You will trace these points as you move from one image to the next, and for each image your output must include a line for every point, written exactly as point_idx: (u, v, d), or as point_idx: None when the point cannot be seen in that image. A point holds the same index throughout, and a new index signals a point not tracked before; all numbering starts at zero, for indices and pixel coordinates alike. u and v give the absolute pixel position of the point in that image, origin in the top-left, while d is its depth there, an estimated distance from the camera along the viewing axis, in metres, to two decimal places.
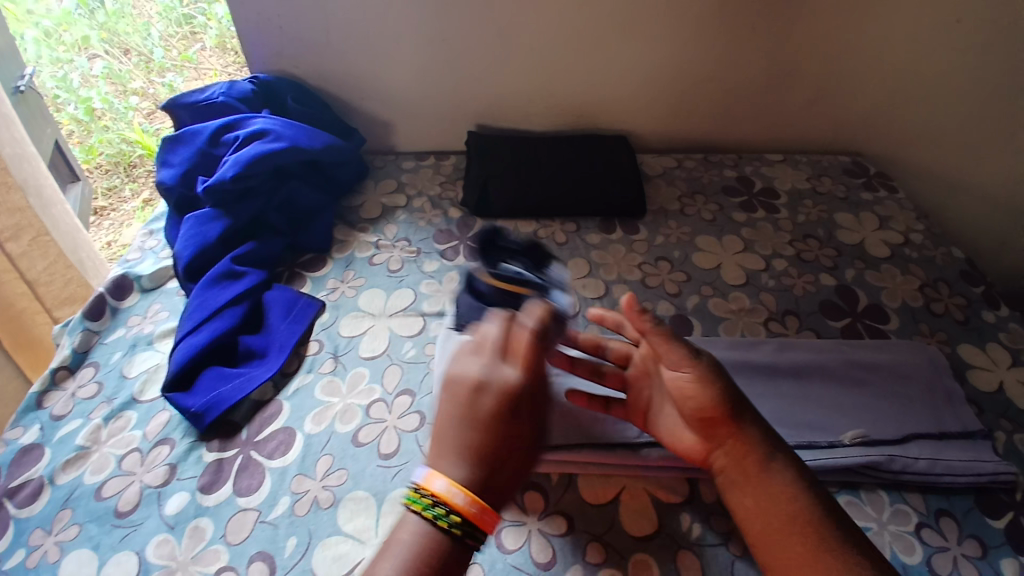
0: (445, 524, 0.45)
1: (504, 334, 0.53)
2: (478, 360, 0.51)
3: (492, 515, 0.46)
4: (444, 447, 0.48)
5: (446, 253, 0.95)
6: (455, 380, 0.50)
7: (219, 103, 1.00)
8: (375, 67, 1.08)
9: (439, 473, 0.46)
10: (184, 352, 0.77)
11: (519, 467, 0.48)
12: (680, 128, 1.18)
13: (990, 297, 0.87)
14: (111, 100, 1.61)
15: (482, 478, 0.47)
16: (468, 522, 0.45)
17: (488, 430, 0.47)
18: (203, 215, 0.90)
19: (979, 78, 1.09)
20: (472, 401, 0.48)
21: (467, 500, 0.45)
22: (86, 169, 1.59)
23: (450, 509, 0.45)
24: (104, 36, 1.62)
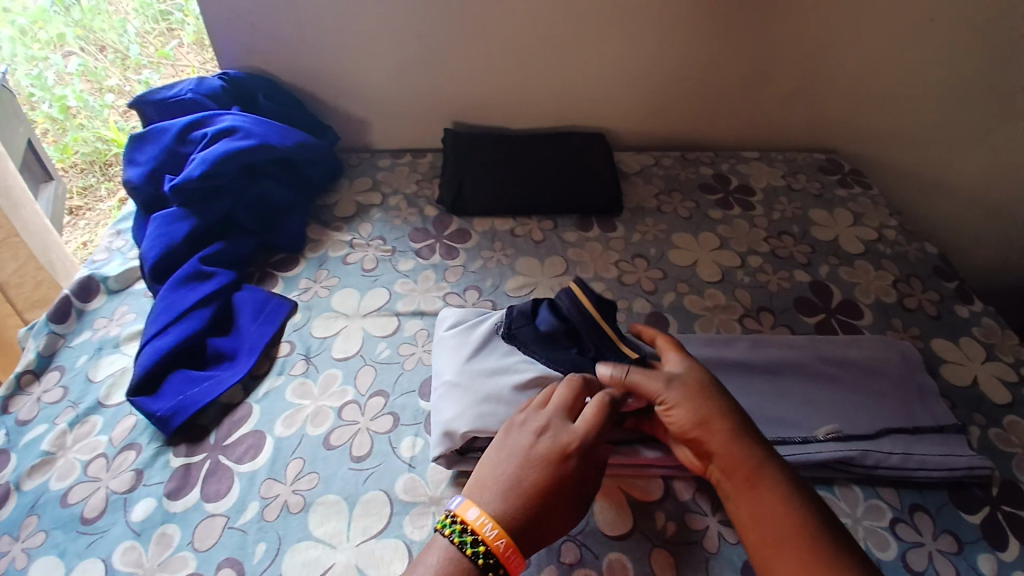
0: (471, 553, 0.49)
1: (572, 397, 0.58)
2: (543, 414, 0.57)
3: (518, 556, 0.49)
4: (488, 482, 0.53)
5: (421, 252, 0.93)
6: (520, 425, 0.57)
7: (187, 99, 0.98)
8: (349, 64, 1.07)
9: (476, 504, 0.51)
10: (150, 355, 0.75)
11: (557, 514, 0.52)
12: (658, 125, 1.18)
13: (962, 292, 0.88)
14: (86, 98, 1.56)
15: (522, 517, 0.51)
16: (494, 555, 0.48)
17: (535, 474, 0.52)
18: (170, 214, 0.87)
19: (949, 77, 1.11)
20: (529, 445, 0.54)
21: (495, 533, 0.49)
22: (61, 168, 1.54)
23: (478, 538, 0.49)
24: (79, 33, 1.56)
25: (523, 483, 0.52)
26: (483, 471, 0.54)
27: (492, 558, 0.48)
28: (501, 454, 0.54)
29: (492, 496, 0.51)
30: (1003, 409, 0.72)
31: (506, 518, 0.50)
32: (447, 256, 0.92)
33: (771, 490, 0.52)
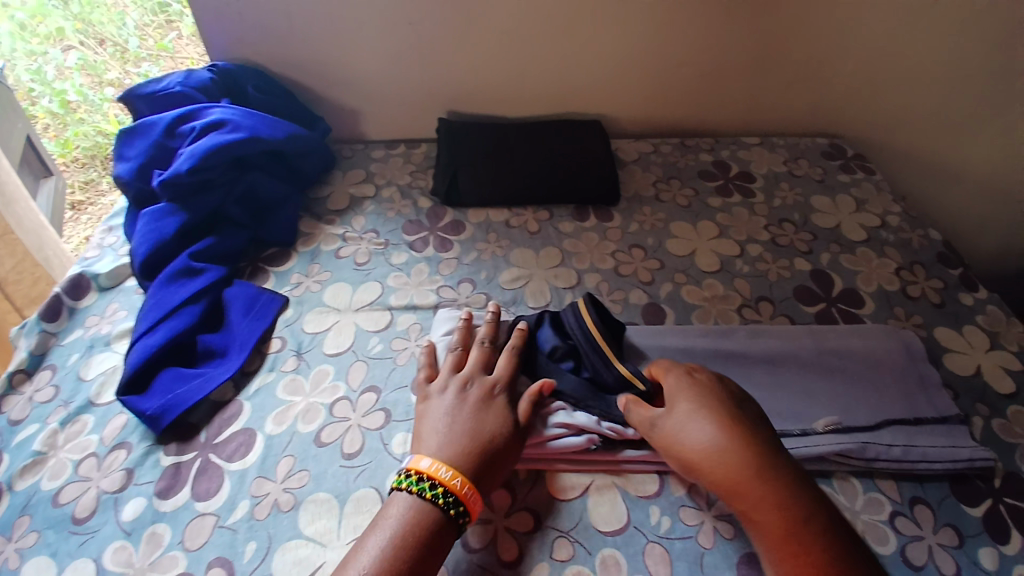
0: (431, 496, 0.55)
1: (482, 353, 0.68)
2: (463, 372, 0.66)
3: (474, 493, 0.56)
4: (431, 433, 0.60)
5: (415, 244, 0.92)
6: (445, 385, 0.65)
7: (176, 92, 0.96)
8: (339, 53, 1.05)
9: (425, 455, 0.58)
10: (139, 353, 0.74)
11: (501, 449, 0.59)
12: (656, 111, 1.16)
13: (967, 279, 0.86)
14: (86, 92, 1.54)
15: (471, 461, 0.58)
16: (452, 493, 0.55)
17: (471, 415, 0.61)
18: (159, 209, 0.86)
19: (956, 58, 1.08)
20: (457, 396, 0.63)
21: (450, 475, 0.56)
22: (62, 163, 1.51)
23: (435, 482, 0.55)
24: (79, 27, 1.54)
25: (460, 427, 0.60)
26: (425, 427, 0.61)
27: (450, 495, 0.55)
28: (436, 410, 0.62)
29: (437, 443, 0.59)
30: (1009, 399, 0.71)
31: (455, 460, 0.57)
32: (441, 249, 0.91)
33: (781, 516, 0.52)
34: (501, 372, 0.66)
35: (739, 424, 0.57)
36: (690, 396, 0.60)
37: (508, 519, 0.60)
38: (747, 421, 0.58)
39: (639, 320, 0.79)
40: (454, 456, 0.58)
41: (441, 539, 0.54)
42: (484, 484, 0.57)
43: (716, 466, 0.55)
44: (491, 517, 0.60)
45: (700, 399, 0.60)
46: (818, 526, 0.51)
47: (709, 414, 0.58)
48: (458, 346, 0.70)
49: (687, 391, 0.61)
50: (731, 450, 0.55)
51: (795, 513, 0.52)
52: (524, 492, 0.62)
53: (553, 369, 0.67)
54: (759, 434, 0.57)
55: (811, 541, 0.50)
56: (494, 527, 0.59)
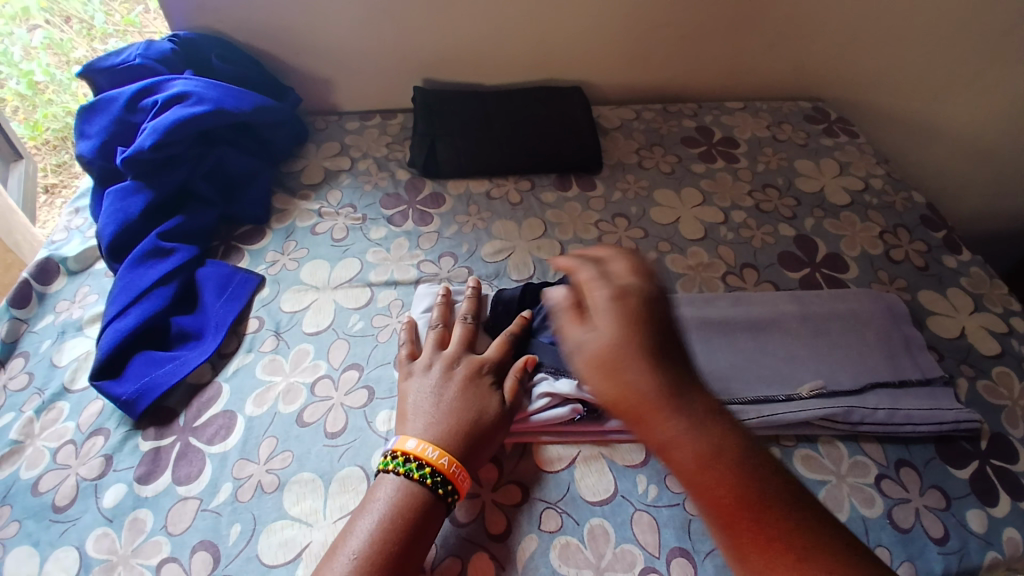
0: (418, 477, 0.54)
1: (469, 332, 0.67)
2: (448, 350, 0.65)
3: (463, 471, 0.56)
4: (416, 414, 0.59)
5: (394, 219, 0.90)
6: (429, 362, 0.64)
7: (136, 65, 0.91)
8: (307, 20, 1.00)
9: (411, 437, 0.57)
10: (110, 338, 0.71)
11: (491, 428, 0.59)
12: (639, 76, 1.13)
13: (950, 241, 0.86)
14: (54, 71, 1.42)
15: (460, 442, 0.57)
16: (439, 473, 0.54)
17: (459, 394, 0.60)
18: (124, 187, 0.83)
19: (939, 18, 1.06)
20: (443, 376, 0.62)
21: (438, 455, 0.55)
22: (32, 146, 1.41)
23: (421, 463, 0.55)
24: (43, 5, 1.41)
25: (447, 406, 0.59)
26: (409, 407, 0.60)
27: (439, 475, 0.54)
28: (421, 389, 0.61)
29: (423, 424, 0.58)
30: (991, 360, 0.72)
31: (443, 441, 0.57)
32: (421, 222, 0.89)
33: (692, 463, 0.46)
34: (490, 350, 0.65)
35: (661, 348, 0.50)
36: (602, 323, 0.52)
37: (496, 493, 0.59)
38: (672, 348, 0.51)
39: None
40: (442, 437, 0.57)
41: (429, 523, 0.53)
42: (472, 462, 0.57)
43: (631, 402, 0.48)
44: (478, 491, 0.60)
45: (623, 323, 0.51)
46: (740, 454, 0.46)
47: (628, 339, 0.50)
48: (440, 324, 0.69)
49: (609, 314, 0.52)
50: (649, 379, 0.49)
51: (716, 444, 0.46)
52: (511, 465, 0.62)
53: (539, 345, 0.67)
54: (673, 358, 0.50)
55: (730, 473, 0.45)
56: (482, 501, 0.59)
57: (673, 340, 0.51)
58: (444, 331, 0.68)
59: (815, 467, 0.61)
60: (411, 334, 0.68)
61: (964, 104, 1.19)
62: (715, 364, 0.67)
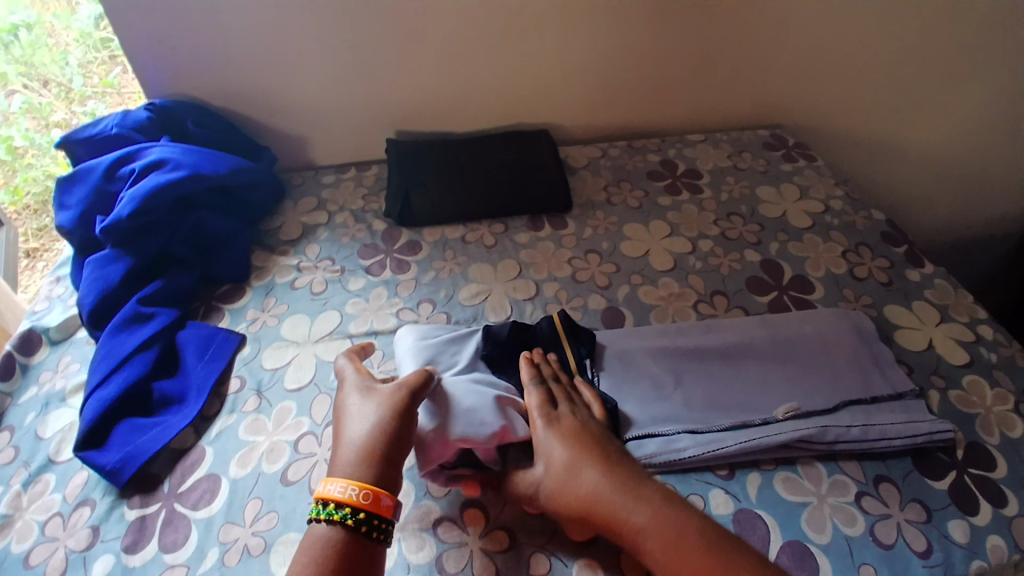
0: (325, 516, 0.54)
1: None
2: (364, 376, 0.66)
3: (349, 485, 0.55)
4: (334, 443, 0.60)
5: (371, 269, 0.91)
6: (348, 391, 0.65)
7: (114, 135, 0.94)
8: (280, 83, 1.04)
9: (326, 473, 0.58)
10: (94, 407, 0.72)
11: (385, 421, 0.59)
12: (603, 116, 1.17)
13: (911, 256, 0.89)
14: (33, 135, 1.42)
15: (364, 463, 0.57)
16: (344, 505, 0.54)
17: (357, 398, 0.63)
18: (104, 256, 0.84)
19: (882, 44, 1.12)
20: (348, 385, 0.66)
21: (337, 484, 0.55)
22: (12, 211, 1.43)
23: (325, 502, 0.55)
24: (21, 70, 1.39)
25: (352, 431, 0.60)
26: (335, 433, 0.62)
27: (321, 502, 0.55)
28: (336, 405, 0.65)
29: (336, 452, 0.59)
30: (962, 369, 0.74)
31: (342, 462, 0.58)
32: (399, 270, 0.91)
33: (662, 549, 0.51)
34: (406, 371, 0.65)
35: (612, 457, 0.58)
36: (559, 441, 0.59)
37: (483, 540, 0.59)
38: (616, 456, 0.58)
39: (600, 325, 0.80)
40: (339, 447, 0.59)
41: (333, 544, 0.53)
42: (370, 463, 0.57)
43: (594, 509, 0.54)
44: (465, 540, 0.59)
45: (569, 443, 0.59)
46: (700, 528, 0.52)
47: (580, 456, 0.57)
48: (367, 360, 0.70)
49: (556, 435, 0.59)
50: (609, 485, 0.55)
51: (678, 522, 0.52)
52: (497, 511, 0.62)
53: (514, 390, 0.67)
54: (628, 461, 0.58)
55: (693, 549, 0.51)
56: (470, 549, 0.59)
57: (614, 447, 0.59)
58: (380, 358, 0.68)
59: (795, 489, 0.62)
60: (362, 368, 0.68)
61: (916, 121, 1.25)
62: (692, 393, 0.68)
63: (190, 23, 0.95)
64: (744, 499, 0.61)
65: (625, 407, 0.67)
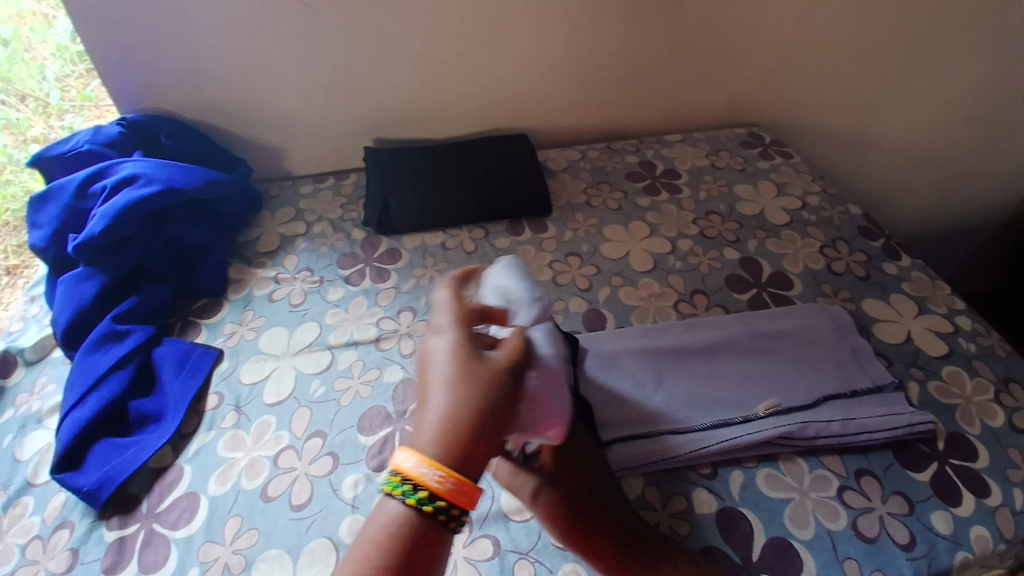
0: (414, 502, 0.41)
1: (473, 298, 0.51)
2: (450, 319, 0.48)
3: (443, 469, 0.41)
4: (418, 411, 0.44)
5: (351, 278, 0.90)
6: (436, 338, 0.48)
7: (85, 151, 0.92)
8: (255, 93, 1.03)
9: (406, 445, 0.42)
10: (69, 428, 0.70)
11: (492, 394, 0.43)
12: (581, 118, 1.18)
13: (888, 249, 0.90)
14: None
15: (458, 443, 0.42)
16: (439, 497, 0.41)
17: (449, 354, 0.46)
18: (77, 274, 0.83)
19: (852, 41, 1.14)
20: (435, 328, 0.49)
21: (428, 468, 0.41)
22: None
23: (417, 485, 0.41)
24: None
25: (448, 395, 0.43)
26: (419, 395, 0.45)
27: (409, 483, 0.41)
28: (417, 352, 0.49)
29: (422, 424, 0.43)
30: (940, 360, 0.74)
31: (433, 439, 0.42)
32: (378, 279, 0.90)
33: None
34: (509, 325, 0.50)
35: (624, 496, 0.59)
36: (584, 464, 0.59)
37: (468, 549, 0.59)
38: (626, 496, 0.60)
39: (581, 328, 0.79)
40: (421, 413, 0.44)
41: (410, 536, 0.40)
42: (464, 447, 0.42)
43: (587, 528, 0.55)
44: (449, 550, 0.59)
45: (591, 469, 0.59)
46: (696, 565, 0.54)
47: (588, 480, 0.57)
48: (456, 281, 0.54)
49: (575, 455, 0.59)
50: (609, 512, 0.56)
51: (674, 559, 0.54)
52: (481, 519, 0.61)
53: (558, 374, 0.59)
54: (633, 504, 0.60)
55: None
56: (455, 559, 0.58)
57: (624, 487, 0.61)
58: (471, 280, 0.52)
59: (777, 486, 0.62)
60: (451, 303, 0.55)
61: (890, 115, 1.27)
62: (672, 393, 0.68)
63: (161, 35, 0.93)
64: (727, 498, 0.61)
65: (606, 409, 0.67)
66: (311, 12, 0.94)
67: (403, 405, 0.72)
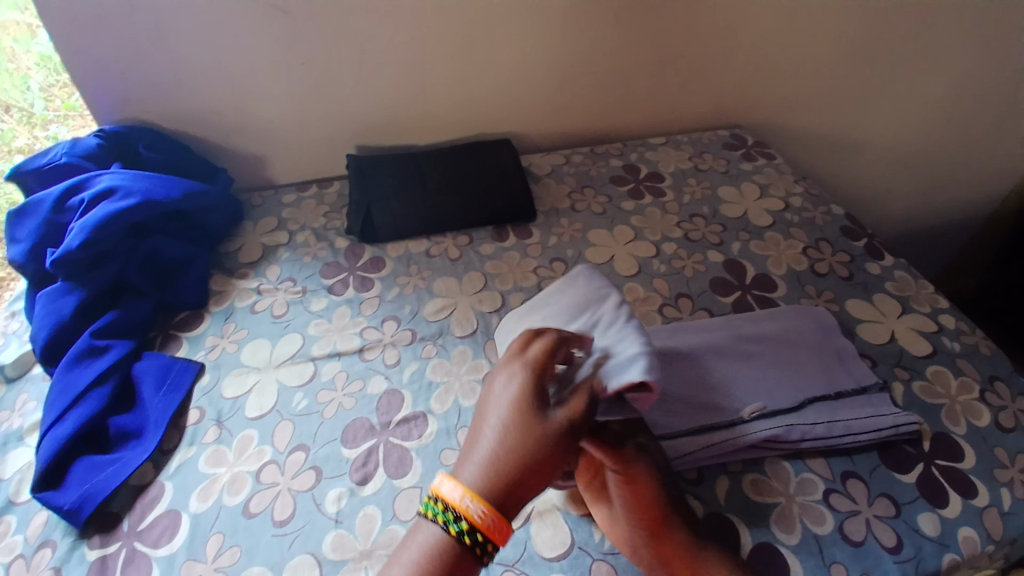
0: (455, 531, 0.47)
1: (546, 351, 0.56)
2: (517, 369, 0.55)
3: (486, 507, 0.48)
4: (469, 450, 0.51)
5: (334, 288, 0.89)
6: (499, 387, 0.54)
7: (63, 164, 0.90)
8: (235, 103, 1.02)
9: (453, 478, 0.49)
10: (48, 446, 0.69)
11: (536, 450, 0.50)
12: (564, 123, 1.18)
13: (871, 249, 0.90)
14: None
15: (501, 485, 0.49)
16: (476, 528, 0.47)
17: (507, 404, 0.53)
18: (55, 289, 0.81)
19: (831, 43, 1.15)
20: (510, 373, 0.55)
21: (470, 501, 0.48)
22: None
23: (460, 515, 0.47)
24: None
25: (498, 441, 0.50)
26: (472, 436, 0.52)
27: (455, 513, 0.47)
28: (488, 387, 0.56)
29: (471, 461, 0.50)
30: (925, 360, 0.75)
31: (478, 477, 0.49)
32: (362, 288, 0.89)
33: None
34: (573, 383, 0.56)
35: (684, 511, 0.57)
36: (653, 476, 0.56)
37: None
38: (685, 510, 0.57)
39: None
40: (475, 446, 0.51)
41: (444, 560, 0.46)
42: (507, 492, 0.49)
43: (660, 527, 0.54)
44: None
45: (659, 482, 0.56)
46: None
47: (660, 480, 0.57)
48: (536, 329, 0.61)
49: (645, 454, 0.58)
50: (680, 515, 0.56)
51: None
52: None
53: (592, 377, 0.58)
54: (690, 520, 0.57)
55: None
56: None
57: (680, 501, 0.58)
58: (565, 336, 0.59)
59: (763, 491, 0.61)
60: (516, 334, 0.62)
61: (871, 115, 1.28)
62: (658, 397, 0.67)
63: (138, 46, 0.92)
64: (713, 504, 0.61)
65: None
66: (290, 19, 0.94)
67: (387, 416, 0.71)
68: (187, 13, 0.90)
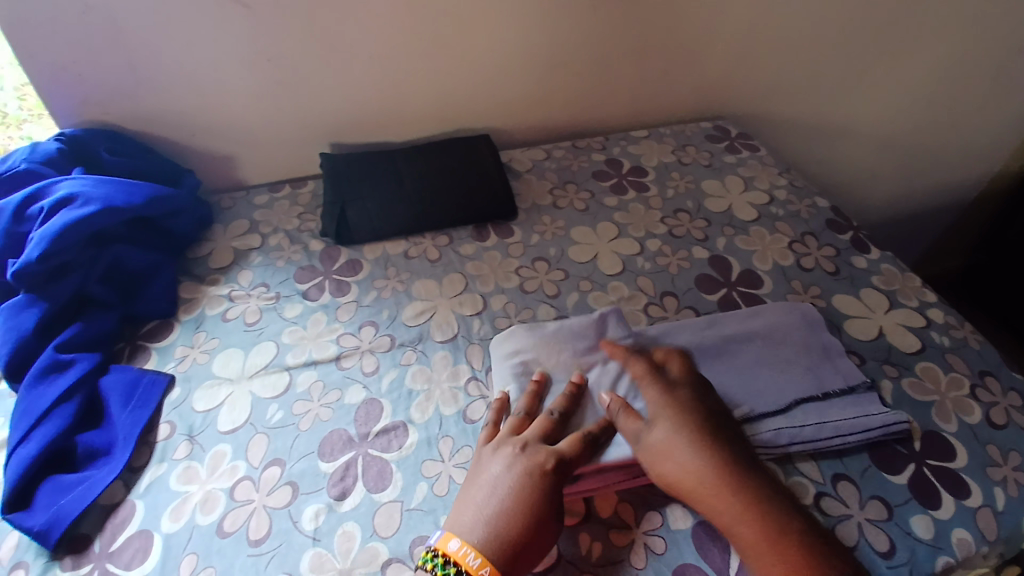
0: None
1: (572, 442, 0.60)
2: (543, 452, 0.58)
3: None
4: (484, 518, 0.54)
5: (309, 293, 0.87)
6: (525, 464, 0.57)
7: (21, 171, 0.86)
8: (201, 102, 0.97)
9: (467, 543, 0.53)
10: (13, 468, 0.65)
11: (543, 532, 0.54)
12: (543, 117, 1.15)
13: (857, 241, 0.89)
14: None
15: (511, 555, 0.52)
16: None
17: (528, 485, 0.56)
18: (15, 303, 0.77)
19: (811, 30, 1.14)
20: (536, 457, 0.58)
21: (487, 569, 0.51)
22: None
23: None
24: None
25: (513, 514, 0.54)
26: (489, 504, 0.55)
27: None
28: (508, 461, 0.58)
29: (484, 529, 0.53)
30: (913, 356, 0.74)
31: (492, 545, 0.52)
32: (337, 293, 0.86)
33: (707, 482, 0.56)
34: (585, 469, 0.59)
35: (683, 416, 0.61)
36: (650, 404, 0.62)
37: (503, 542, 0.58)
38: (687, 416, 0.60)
39: None
40: (492, 515, 0.54)
41: None
42: (519, 566, 0.52)
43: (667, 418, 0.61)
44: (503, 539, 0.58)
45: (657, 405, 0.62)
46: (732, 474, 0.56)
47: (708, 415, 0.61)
48: (559, 411, 0.63)
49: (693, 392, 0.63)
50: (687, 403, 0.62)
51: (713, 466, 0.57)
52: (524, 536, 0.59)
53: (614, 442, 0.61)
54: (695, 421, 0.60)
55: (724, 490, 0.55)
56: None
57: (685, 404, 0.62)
58: (595, 435, 0.61)
59: None
60: (532, 401, 0.65)
61: (853, 103, 1.27)
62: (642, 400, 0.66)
63: (94, 45, 0.88)
64: None
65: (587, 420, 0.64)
66: (253, 14, 0.90)
67: (366, 427, 0.69)
68: (142, 9, 0.86)
